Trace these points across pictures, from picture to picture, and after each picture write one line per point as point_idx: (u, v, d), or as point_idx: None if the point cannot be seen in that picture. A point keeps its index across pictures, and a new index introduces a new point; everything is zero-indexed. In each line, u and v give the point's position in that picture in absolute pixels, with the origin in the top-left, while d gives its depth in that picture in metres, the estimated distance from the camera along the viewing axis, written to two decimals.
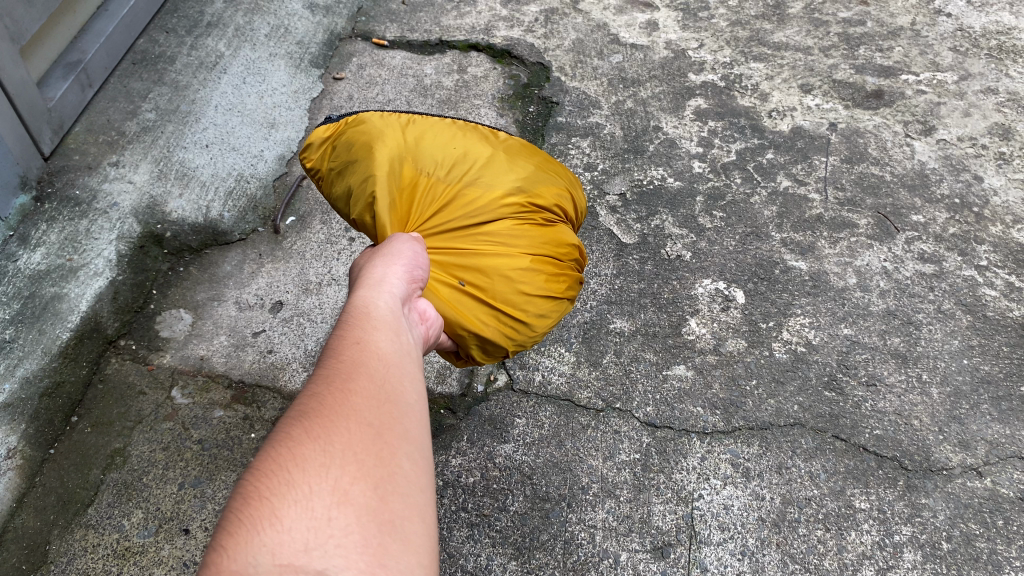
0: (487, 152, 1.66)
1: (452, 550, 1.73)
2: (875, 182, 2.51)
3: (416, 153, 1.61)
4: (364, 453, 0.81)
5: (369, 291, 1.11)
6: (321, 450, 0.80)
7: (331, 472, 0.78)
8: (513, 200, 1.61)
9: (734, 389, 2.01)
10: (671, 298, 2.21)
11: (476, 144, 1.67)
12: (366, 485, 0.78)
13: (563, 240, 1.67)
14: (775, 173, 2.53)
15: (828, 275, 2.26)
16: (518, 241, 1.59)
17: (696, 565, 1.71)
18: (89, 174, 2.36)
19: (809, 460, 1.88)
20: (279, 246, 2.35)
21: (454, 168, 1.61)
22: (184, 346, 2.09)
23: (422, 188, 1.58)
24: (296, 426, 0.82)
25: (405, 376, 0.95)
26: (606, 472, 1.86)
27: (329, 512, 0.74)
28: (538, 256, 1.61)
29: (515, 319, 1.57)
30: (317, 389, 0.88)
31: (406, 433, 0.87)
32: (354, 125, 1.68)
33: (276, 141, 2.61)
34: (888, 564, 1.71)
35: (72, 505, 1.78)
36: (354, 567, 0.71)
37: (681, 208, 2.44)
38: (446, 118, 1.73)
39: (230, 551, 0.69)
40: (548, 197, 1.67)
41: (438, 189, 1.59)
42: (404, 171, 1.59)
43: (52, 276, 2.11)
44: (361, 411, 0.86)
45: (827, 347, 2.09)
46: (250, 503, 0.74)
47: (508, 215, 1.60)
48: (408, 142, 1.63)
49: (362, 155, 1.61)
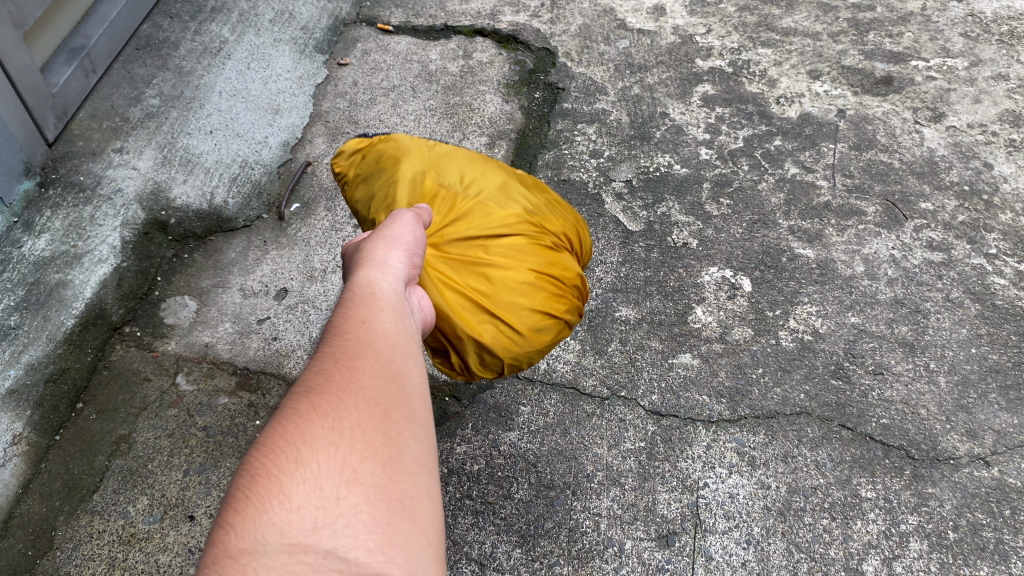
0: (503, 178, 1.69)
1: (457, 537, 1.74)
2: (884, 169, 2.48)
3: (439, 166, 1.64)
4: (374, 431, 0.75)
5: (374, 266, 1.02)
6: (328, 425, 0.73)
7: (340, 450, 0.71)
8: (524, 219, 1.62)
9: (740, 377, 2.00)
10: (677, 286, 2.19)
11: (494, 169, 1.70)
12: (375, 465, 0.72)
13: (569, 275, 1.65)
14: (782, 160, 2.51)
15: (836, 263, 2.24)
16: (524, 257, 1.58)
17: (702, 553, 1.71)
18: (93, 160, 2.36)
19: (815, 449, 1.87)
20: (283, 233, 2.34)
21: (471, 185, 1.63)
22: (188, 333, 2.09)
23: (441, 194, 1.59)
24: (302, 399, 0.76)
25: (412, 355, 0.88)
26: (611, 460, 1.86)
27: (338, 491, 0.67)
28: (543, 277, 1.59)
29: (513, 331, 1.52)
30: (323, 362, 0.81)
31: (416, 414, 0.80)
32: (383, 142, 1.74)
33: (280, 127, 2.60)
34: (893, 553, 1.71)
35: (77, 492, 1.79)
36: (366, 548, 0.64)
37: (688, 196, 2.42)
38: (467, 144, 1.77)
39: (235, 530, 0.62)
40: (555, 227, 1.68)
41: (453, 200, 1.60)
42: (426, 179, 1.60)
43: (56, 263, 2.11)
44: (371, 385, 0.79)
45: (833, 337, 2.08)
46: (255, 479, 0.67)
47: (518, 233, 1.59)
48: (432, 156, 1.65)
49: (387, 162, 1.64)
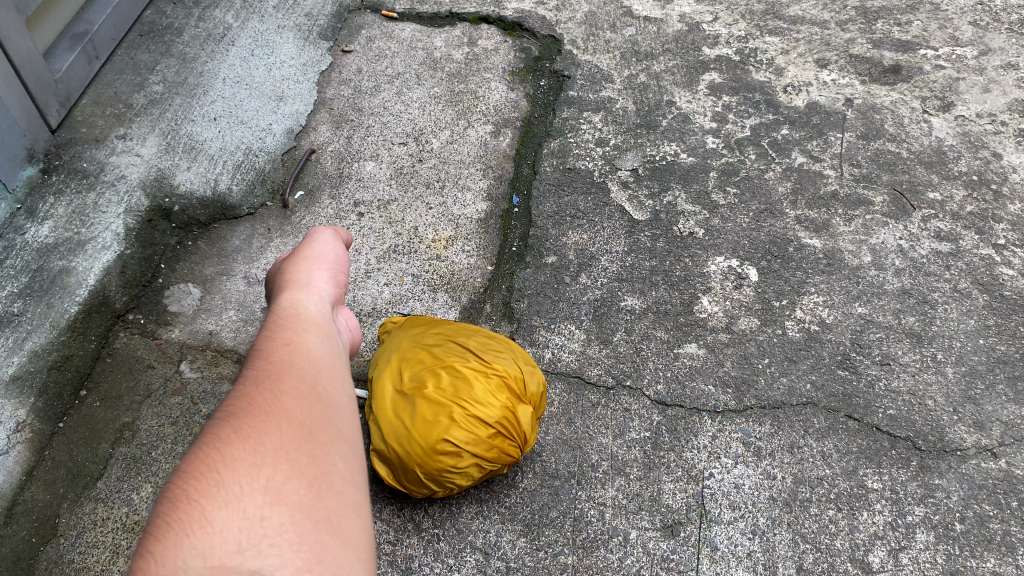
0: (464, 398, 1.67)
1: (461, 526, 1.74)
2: (892, 159, 2.46)
3: (439, 331, 1.86)
4: (297, 451, 0.74)
5: (297, 288, 1.01)
6: (251, 449, 0.72)
7: (263, 472, 0.70)
8: (465, 448, 1.63)
9: (746, 367, 1.99)
10: (683, 276, 2.18)
11: (461, 391, 1.68)
12: (300, 483, 0.71)
13: (527, 428, 1.69)
14: (789, 150, 2.49)
15: (843, 253, 2.23)
16: (456, 461, 1.63)
17: (707, 543, 1.71)
18: (97, 146, 2.35)
19: (821, 439, 1.86)
20: (287, 221, 2.32)
21: (429, 415, 1.66)
22: (192, 321, 2.09)
23: (429, 353, 1.78)
24: (224, 425, 0.75)
25: (338, 377, 0.87)
26: (616, 449, 1.85)
27: (263, 512, 0.67)
28: (479, 447, 1.64)
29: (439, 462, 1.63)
30: (245, 391, 0.80)
31: (341, 430, 0.80)
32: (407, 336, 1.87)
33: (284, 114, 2.58)
34: (900, 544, 1.70)
35: (81, 479, 1.79)
36: (291, 566, 0.64)
37: (694, 184, 2.40)
38: (463, 357, 1.75)
39: (156, 557, 0.61)
40: (499, 420, 1.66)
41: (409, 426, 1.66)
42: (424, 340, 1.83)
43: (60, 249, 2.11)
44: (294, 408, 0.79)
45: (840, 327, 2.07)
46: (177, 506, 0.66)
47: (459, 453, 1.63)
48: (435, 341, 1.82)
49: (397, 335, 1.89)
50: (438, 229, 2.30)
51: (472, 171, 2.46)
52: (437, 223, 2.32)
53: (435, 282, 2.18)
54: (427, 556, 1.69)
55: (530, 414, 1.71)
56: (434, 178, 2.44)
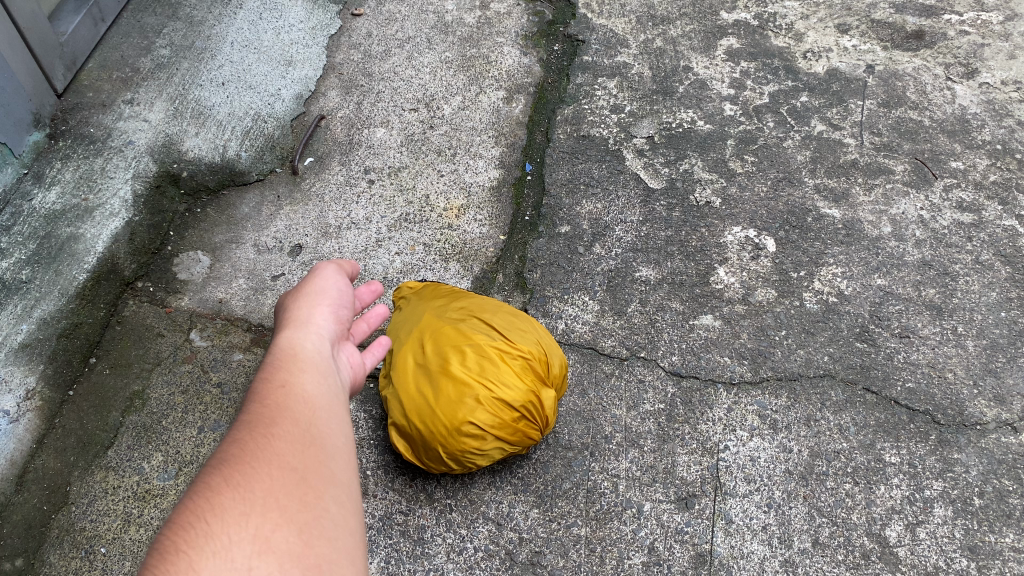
0: (488, 378, 1.65)
1: (474, 496, 1.73)
2: (913, 127, 2.41)
3: (463, 305, 1.81)
4: (287, 500, 0.80)
5: (296, 327, 1.08)
6: (241, 498, 0.79)
7: (251, 520, 0.77)
8: (487, 429, 1.62)
9: (763, 339, 1.96)
10: (699, 246, 2.14)
11: (485, 370, 1.66)
12: (286, 532, 0.77)
13: (550, 411, 1.68)
14: (809, 117, 2.44)
15: (862, 223, 2.18)
16: (478, 441, 1.62)
17: (722, 516, 1.69)
18: (103, 112, 2.31)
19: (838, 413, 1.84)
20: (297, 188, 2.29)
21: (452, 393, 1.64)
22: (202, 289, 2.07)
23: (452, 328, 1.74)
24: (217, 472, 0.81)
25: (331, 419, 0.94)
26: (630, 421, 1.83)
27: (251, 561, 0.74)
28: (501, 429, 1.63)
29: (461, 442, 1.61)
30: (239, 435, 0.87)
31: (330, 476, 0.86)
32: (427, 306, 1.83)
33: (294, 78, 2.53)
34: (917, 519, 1.69)
35: (92, 447, 1.79)
36: None
37: (711, 152, 2.36)
38: (488, 334, 1.72)
39: None
40: (523, 402, 1.64)
41: (431, 403, 1.64)
42: (448, 314, 1.78)
43: (68, 216, 2.08)
44: (285, 454, 0.85)
45: (859, 298, 2.03)
46: (170, 554, 0.72)
47: (482, 432, 1.61)
48: (459, 315, 1.77)
49: (417, 306, 1.85)
50: (450, 197, 2.27)
51: (485, 138, 2.41)
52: (449, 191, 2.28)
53: (447, 252, 2.14)
54: (439, 527, 1.69)
55: (553, 395, 1.69)
56: (445, 145, 2.39)
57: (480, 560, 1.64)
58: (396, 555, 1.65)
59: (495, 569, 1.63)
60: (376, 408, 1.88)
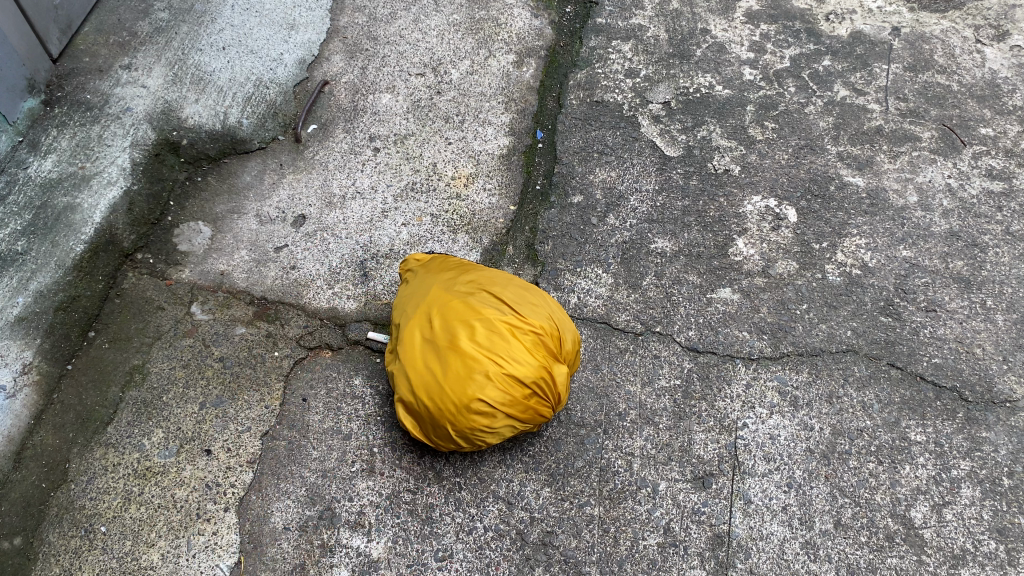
0: (498, 354, 1.58)
1: (484, 474, 1.67)
2: (941, 92, 2.31)
3: (471, 278, 1.74)
4: None
5: None
6: None
7: None
8: (497, 407, 1.56)
9: (783, 313, 1.89)
10: (717, 217, 2.07)
11: (495, 346, 1.59)
12: None
13: (562, 388, 1.62)
14: (831, 82, 2.34)
15: (887, 192, 2.10)
16: (488, 419, 1.56)
17: (740, 496, 1.63)
18: (100, 77, 2.24)
19: (861, 389, 1.77)
20: (300, 156, 2.22)
21: (460, 370, 1.57)
22: (203, 261, 2.01)
23: (461, 302, 1.67)
24: None
25: None
26: (645, 398, 1.77)
27: None
28: (511, 407, 1.57)
29: (470, 420, 1.56)
30: None
31: None
32: (435, 280, 1.76)
33: (296, 43, 2.44)
34: (944, 499, 1.63)
35: (91, 423, 1.74)
36: None
37: (730, 118, 2.27)
38: (497, 308, 1.65)
39: None
40: (534, 380, 1.58)
41: (439, 379, 1.58)
42: (456, 287, 1.71)
43: (64, 184, 2.01)
44: None
45: (884, 271, 1.95)
46: None
47: (492, 411, 1.55)
48: (467, 289, 1.70)
49: (425, 280, 1.78)
50: (458, 165, 2.19)
51: (494, 104, 2.33)
52: (457, 159, 2.21)
53: (455, 222, 2.07)
54: (448, 506, 1.64)
55: (565, 372, 1.63)
56: (453, 112, 2.31)
57: (490, 540, 1.59)
58: (403, 534, 1.60)
59: (505, 549, 1.58)
60: (383, 384, 1.83)
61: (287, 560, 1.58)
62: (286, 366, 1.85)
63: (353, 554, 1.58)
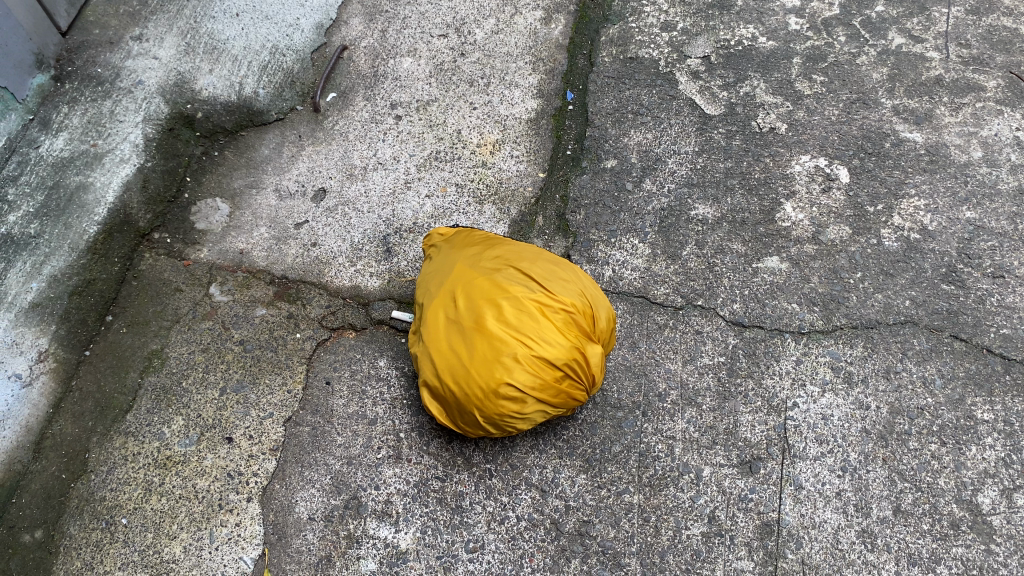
0: (528, 335, 1.48)
1: (516, 461, 1.58)
2: (1007, 36, 2.13)
3: (498, 253, 1.63)
4: None
5: None
6: None
7: None
8: (526, 392, 1.46)
9: (836, 283, 1.75)
10: (762, 179, 1.92)
11: (524, 325, 1.48)
12: None
13: (597, 368, 1.52)
14: (885, 29, 2.16)
15: (948, 148, 1.94)
16: (519, 403, 1.47)
17: (791, 482, 1.52)
18: (111, 49, 2.15)
19: (922, 364, 1.64)
20: (320, 127, 2.12)
21: (487, 352, 1.47)
22: (222, 239, 1.93)
23: (487, 279, 1.56)
24: None
25: None
26: (686, 376, 1.65)
27: None
28: (541, 392, 1.47)
29: (498, 405, 1.46)
30: None
31: None
32: (459, 256, 1.66)
33: (313, 7, 2.33)
34: (1014, 483, 1.50)
35: (110, 411, 1.68)
36: None
37: (775, 72, 2.11)
38: (526, 286, 1.54)
39: None
40: (565, 362, 1.48)
41: (464, 363, 1.48)
42: (481, 263, 1.60)
43: (77, 163, 1.94)
44: None
45: (945, 235, 1.81)
46: None
47: (522, 395, 1.46)
48: (494, 265, 1.59)
49: (448, 256, 1.68)
50: (484, 131, 2.08)
51: (522, 64, 2.20)
52: (482, 125, 2.09)
53: (481, 193, 1.96)
54: (479, 494, 1.55)
55: (599, 352, 1.53)
56: (478, 74, 2.19)
57: (523, 531, 1.50)
58: (432, 524, 1.53)
59: (539, 540, 1.49)
60: (408, 365, 1.74)
61: (311, 552, 1.51)
62: (308, 348, 1.77)
63: (380, 546, 1.51)
